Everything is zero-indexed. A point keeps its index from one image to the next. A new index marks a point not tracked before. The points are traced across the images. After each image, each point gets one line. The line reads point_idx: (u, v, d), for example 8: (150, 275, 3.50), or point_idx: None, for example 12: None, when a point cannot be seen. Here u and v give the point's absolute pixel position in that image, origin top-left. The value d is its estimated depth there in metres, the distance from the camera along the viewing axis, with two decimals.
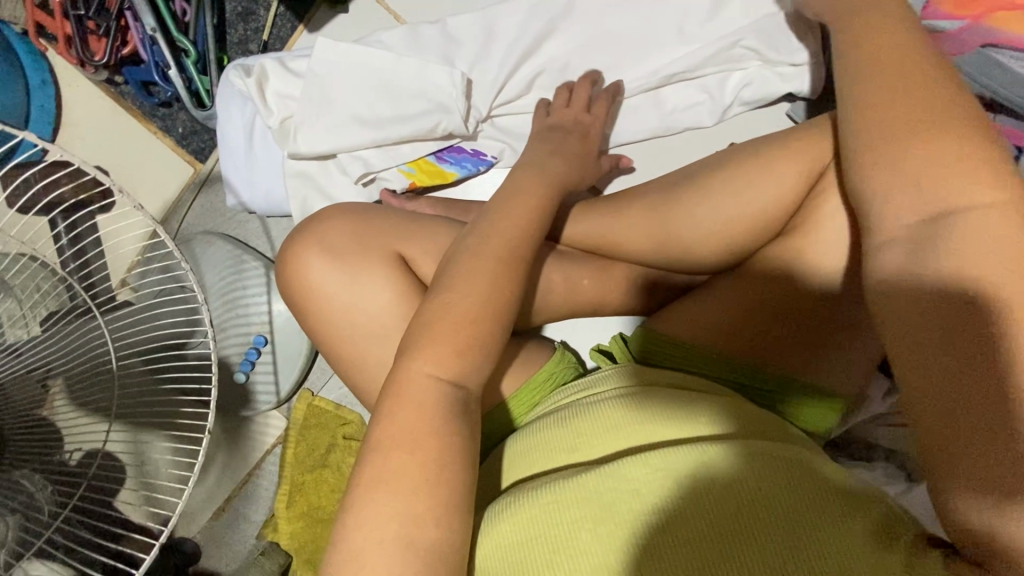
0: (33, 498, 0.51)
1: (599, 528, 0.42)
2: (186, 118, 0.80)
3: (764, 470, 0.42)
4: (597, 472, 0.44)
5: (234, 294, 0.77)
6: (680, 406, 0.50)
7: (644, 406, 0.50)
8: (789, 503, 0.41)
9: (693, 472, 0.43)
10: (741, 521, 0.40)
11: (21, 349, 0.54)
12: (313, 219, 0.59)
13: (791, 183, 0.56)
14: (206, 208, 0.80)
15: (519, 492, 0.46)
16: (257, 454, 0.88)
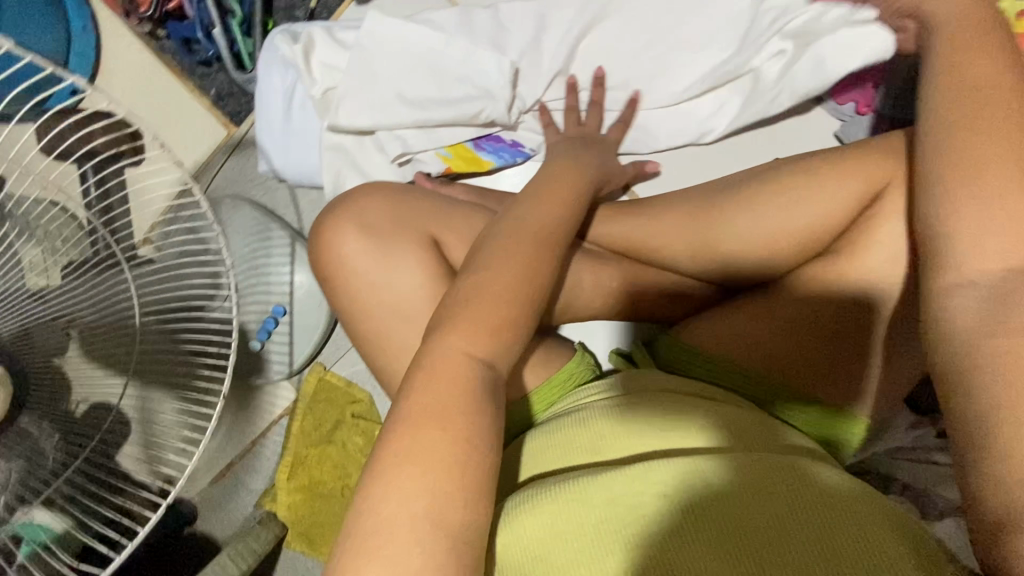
0: (39, 445, 0.50)
1: (614, 530, 0.41)
2: (224, 79, 0.79)
3: (761, 481, 0.43)
4: (601, 478, 0.44)
5: (257, 262, 0.76)
6: (679, 416, 0.50)
7: (633, 414, 0.50)
8: (798, 513, 0.40)
9: (691, 479, 0.43)
10: (753, 529, 0.40)
11: (48, 295, 0.54)
12: (349, 195, 0.59)
13: (844, 203, 0.54)
14: (237, 172, 0.79)
15: (532, 489, 0.45)
16: (262, 424, 0.88)
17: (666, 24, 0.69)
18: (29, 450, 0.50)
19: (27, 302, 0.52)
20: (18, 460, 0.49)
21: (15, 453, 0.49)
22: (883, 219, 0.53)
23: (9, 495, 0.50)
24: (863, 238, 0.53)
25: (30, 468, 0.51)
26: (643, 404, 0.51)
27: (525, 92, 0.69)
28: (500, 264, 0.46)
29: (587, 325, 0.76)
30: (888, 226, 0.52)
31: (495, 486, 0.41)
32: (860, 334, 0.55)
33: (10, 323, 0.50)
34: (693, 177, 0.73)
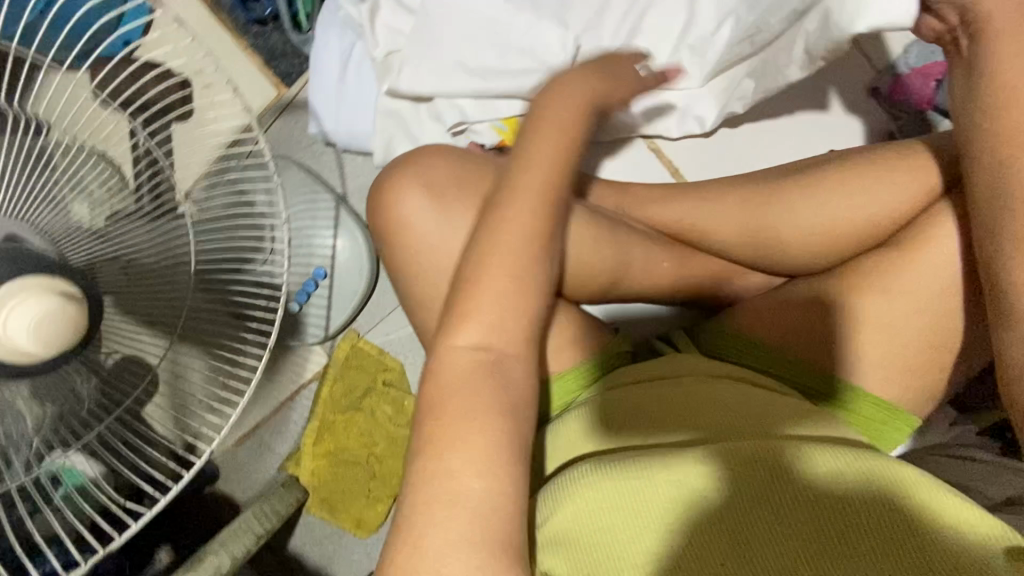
0: (75, 390, 0.51)
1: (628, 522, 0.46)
2: (279, 39, 0.79)
3: (744, 476, 0.48)
4: (602, 473, 0.49)
5: (302, 223, 0.77)
6: (662, 412, 0.55)
7: (614, 414, 0.55)
8: (783, 504, 0.46)
9: (681, 480, 0.48)
10: (749, 523, 0.45)
11: (107, 234, 0.55)
12: (409, 157, 0.59)
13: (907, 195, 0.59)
14: (285, 133, 0.79)
15: (581, 473, 0.50)
16: (291, 387, 0.88)
17: (731, 9, 0.68)
18: (63, 394, 0.50)
19: (90, 239, 0.53)
20: (52, 403, 0.50)
21: (50, 396, 0.49)
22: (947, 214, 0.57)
23: (40, 439, 0.50)
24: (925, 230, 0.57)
25: (64, 412, 0.51)
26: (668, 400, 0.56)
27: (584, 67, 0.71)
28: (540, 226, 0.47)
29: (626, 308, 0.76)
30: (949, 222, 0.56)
31: None
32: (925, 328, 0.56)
33: (78, 255, 0.51)
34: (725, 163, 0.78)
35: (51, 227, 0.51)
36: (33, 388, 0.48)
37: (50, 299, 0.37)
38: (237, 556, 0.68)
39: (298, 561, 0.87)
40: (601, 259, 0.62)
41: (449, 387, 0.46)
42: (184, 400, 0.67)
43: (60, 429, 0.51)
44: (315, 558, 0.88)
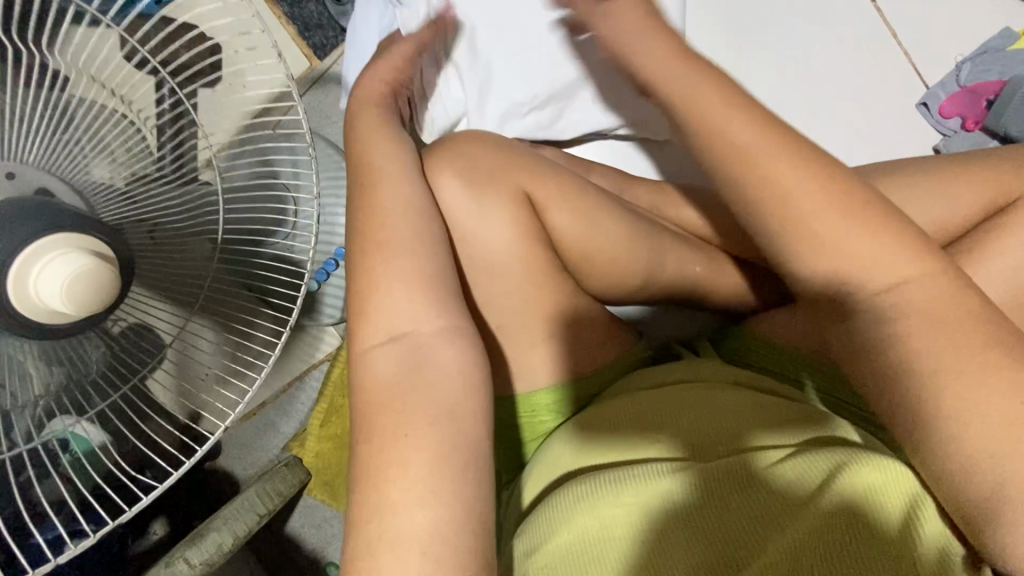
0: (85, 355, 0.49)
1: (618, 543, 0.47)
2: (315, 10, 0.77)
3: (725, 494, 0.48)
4: (592, 494, 0.49)
5: (326, 200, 0.75)
6: (652, 424, 0.55)
7: (601, 430, 0.56)
8: (764, 520, 0.46)
9: (668, 503, 0.48)
10: (735, 539, 0.45)
11: (134, 196, 0.53)
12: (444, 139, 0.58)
13: (968, 208, 0.54)
14: (314, 107, 0.77)
15: (576, 490, 0.51)
16: (302, 366, 0.86)
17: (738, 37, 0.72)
18: (72, 356, 0.49)
19: (119, 199, 0.52)
20: (60, 366, 0.48)
21: (57, 358, 0.48)
22: (1010, 225, 0.52)
23: (46, 402, 0.49)
24: (986, 240, 0.52)
25: (73, 377, 0.50)
26: (667, 413, 0.56)
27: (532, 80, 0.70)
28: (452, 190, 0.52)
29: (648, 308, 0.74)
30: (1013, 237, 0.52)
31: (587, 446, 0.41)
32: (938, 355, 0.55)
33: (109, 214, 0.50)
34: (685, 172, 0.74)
35: (80, 182, 0.50)
36: (41, 348, 0.47)
37: (98, 259, 0.36)
38: (238, 535, 0.66)
39: (296, 543, 0.86)
40: (635, 258, 0.61)
41: (450, 383, 0.46)
42: (191, 377, 0.65)
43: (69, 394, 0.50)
44: (313, 541, 0.87)
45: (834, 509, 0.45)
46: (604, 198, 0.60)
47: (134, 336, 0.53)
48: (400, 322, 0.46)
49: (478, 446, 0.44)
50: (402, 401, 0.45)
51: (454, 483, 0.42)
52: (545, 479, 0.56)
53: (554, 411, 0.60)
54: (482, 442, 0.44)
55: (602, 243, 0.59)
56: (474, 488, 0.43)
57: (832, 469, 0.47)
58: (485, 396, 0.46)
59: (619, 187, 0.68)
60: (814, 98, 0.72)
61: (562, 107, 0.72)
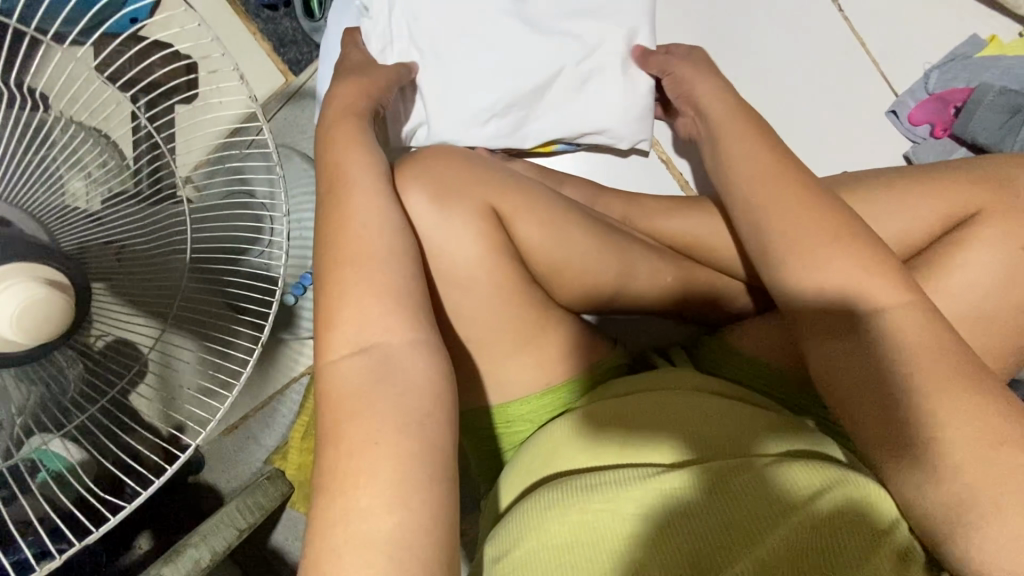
0: (62, 374, 0.49)
1: (597, 550, 0.46)
2: (290, 26, 0.77)
3: (713, 501, 0.47)
4: (573, 499, 0.49)
5: (303, 214, 0.75)
6: (632, 430, 0.54)
7: (583, 431, 0.55)
8: (749, 525, 0.45)
9: (657, 510, 0.47)
10: (723, 545, 0.44)
11: (101, 218, 0.53)
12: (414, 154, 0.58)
13: (933, 219, 0.54)
14: (289, 122, 0.78)
15: (556, 494, 0.50)
16: (283, 378, 0.86)
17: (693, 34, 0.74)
18: (51, 376, 0.48)
19: (85, 222, 0.51)
20: (37, 386, 0.48)
21: (37, 378, 0.47)
22: (976, 236, 0.51)
23: (22, 423, 0.49)
24: (950, 252, 0.52)
25: (49, 398, 0.49)
26: (649, 417, 0.55)
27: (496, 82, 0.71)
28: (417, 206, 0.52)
29: (630, 321, 0.75)
30: (979, 249, 0.51)
31: None
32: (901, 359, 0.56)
33: (69, 241, 0.49)
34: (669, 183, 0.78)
35: (40, 206, 0.49)
36: (20, 369, 0.46)
37: (51, 288, 0.37)
38: (217, 551, 0.66)
39: (280, 555, 0.86)
40: (606, 269, 0.61)
41: None
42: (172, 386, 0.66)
43: (45, 414, 0.50)
44: (297, 553, 0.87)
45: (820, 522, 0.44)
46: (574, 211, 0.61)
47: (106, 357, 0.53)
48: (364, 339, 0.46)
49: (442, 463, 0.44)
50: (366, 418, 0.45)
51: (415, 502, 0.42)
52: (517, 487, 0.56)
53: (528, 420, 0.61)
54: (447, 457, 0.44)
55: (571, 256, 0.59)
56: (439, 505, 0.43)
57: (824, 484, 0.47)
58: (447, 418, 0.46)
59: (592, 198, 0.69)
60: (786, 108, 0.73)
61: (525, 109, 0.72)
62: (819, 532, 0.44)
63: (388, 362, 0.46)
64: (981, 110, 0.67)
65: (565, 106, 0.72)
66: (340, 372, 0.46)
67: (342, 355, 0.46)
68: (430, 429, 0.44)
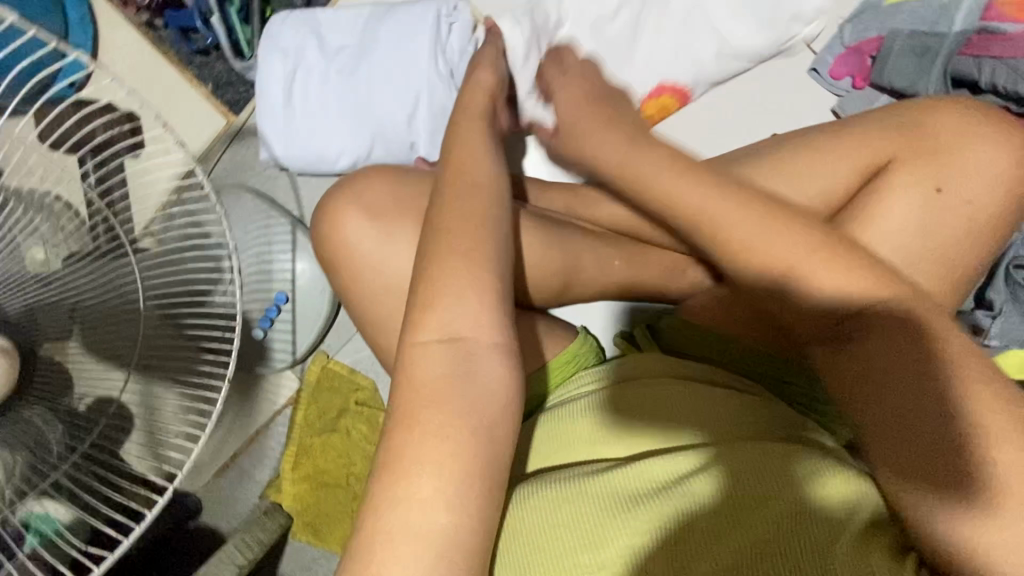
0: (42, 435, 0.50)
1: (576, 534, 0.46)
2: (223, 68, 0.78)
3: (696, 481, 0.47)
4: (562, 488, 0.49)
5: (260, 249, 0.76)
6: (619, 417, 0.55)
7: (568, 419, 0.56)
8: (729, 507, 0.45)
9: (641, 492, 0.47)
10: (699, 529, 0.44)
11: (53, 279, 0.54)
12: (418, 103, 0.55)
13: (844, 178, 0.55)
14: (237, 161, 0.79)
15: (524, 488, 0.49)
16: (267, 413, 0.87)
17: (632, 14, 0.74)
18: (30, 440, 0.49)
19: (34, 284, 0.52)
20: (22, 450, 0.50)
21: (18, 442, 0.49)
22: (899, 176, 0.52)
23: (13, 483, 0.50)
24: (876, 191, 0.52)
25: (34, 455, 0.51)
26: (630, 402, 0.56)
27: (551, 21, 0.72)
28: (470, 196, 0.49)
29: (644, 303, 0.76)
30: (902, 183, 0.51)
31: (490, 456, 0.42)
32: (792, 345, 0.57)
33: (15, 305, 0.50)
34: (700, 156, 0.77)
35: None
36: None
37: None
38: None
39: None
40: (551, 261, 0.63)
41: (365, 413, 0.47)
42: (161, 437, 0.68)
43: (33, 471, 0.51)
44: None
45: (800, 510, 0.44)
46: (513, 210, 0.62)
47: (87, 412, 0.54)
48: None
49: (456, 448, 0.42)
50: (419, 374, 0.44)
51: (409, 503, 0.40)
52: None
53: None
54: (490, 430, 0.43)
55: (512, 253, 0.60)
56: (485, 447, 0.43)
57: (812, 475, 0.46)
58: None
59: (536, 195, 0.70)
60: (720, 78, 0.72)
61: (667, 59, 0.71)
62: (794, 524, 0.43)
63: (468, 370, 0.44)
64: (890, 60, 0.66)
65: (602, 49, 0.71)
66: (421, 356, 0.44)
67: (424, 340, 0.45)
68: (474, 390, 0.44)
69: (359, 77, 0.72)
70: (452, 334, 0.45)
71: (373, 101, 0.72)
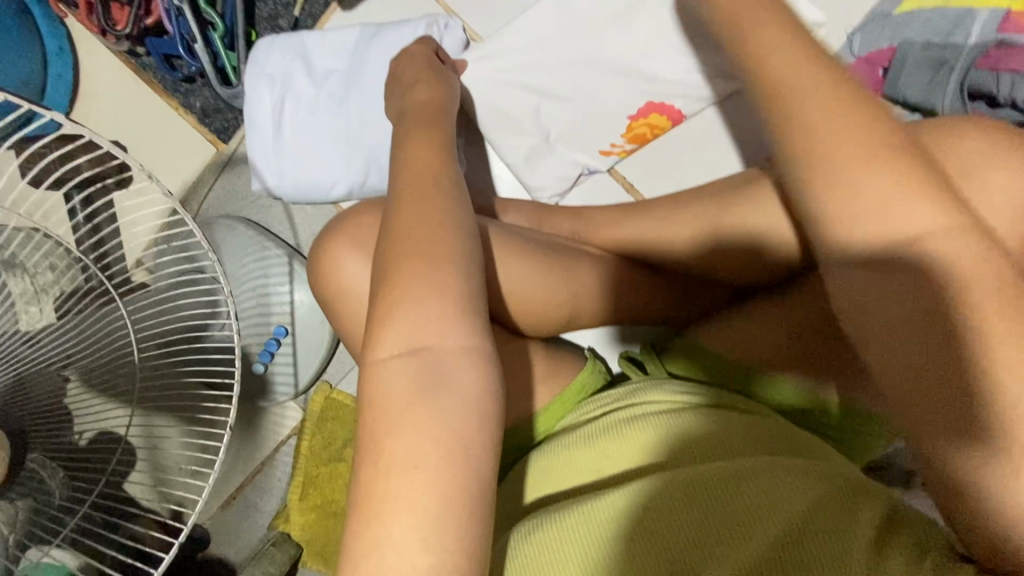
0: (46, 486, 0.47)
1: (582, 561, 0.43)
2: (209, 95, 0.76)
3: (692, 488, 0.45)
4: (560, 518, 0.46)
5: (256, 283, 0.74)
6: (619, 439, 0.53)
7: (570, 448, 0.55)
8: (724, 512, 0.43)
9: (634, 507, 0.45)
10: (698, 539, 0.42)
11: (42, 338, 0.51)
12: (407, 138, 0.53)
13: None
14: (227, 191, 0.77)
15: (526, 523, 0.47)
16: (272, 445, 0.86)
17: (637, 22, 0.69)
18: (37, 492, 0.47)
19: (23, 346, 0.49)
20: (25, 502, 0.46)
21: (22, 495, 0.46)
22: None
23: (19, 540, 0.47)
24: None
25: (39, 509, 0.48)
26: (631, 427, 0.54)
27: (535, 39, 0.70)
28: (462, 229, 0.45)
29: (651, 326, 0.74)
30: None
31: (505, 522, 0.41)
32: (802, 365, 0.57)
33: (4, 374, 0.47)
34: (680, 179, 0.75)
35: None
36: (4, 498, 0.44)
37: None
38: None
39: None
40: (559, 293, 0.61)
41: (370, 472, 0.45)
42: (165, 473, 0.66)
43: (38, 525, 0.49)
44: None
45: (802, 514, 0.42)
46: (516, 241, 0.60)
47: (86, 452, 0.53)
48: None
49: (469, 514, 0.38)
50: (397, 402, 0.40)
51: (397, 556, 0.37)
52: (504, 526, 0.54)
53: (510, 457, 0.59)
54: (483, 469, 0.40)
55: (515, 287, 0.58)
56: (466, 478, 0.39)
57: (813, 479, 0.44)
58: None
59: (538, 220, 0.69)
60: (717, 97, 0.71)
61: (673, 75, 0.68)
62: (800, 527, 0.41)
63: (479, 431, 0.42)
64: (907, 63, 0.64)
65: (591, 66, 0.70)
66: (386, 375, 0.41)
67: (384, 356, 0.41)
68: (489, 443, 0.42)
69: (349, 102, 0.69)
70: (421, 352, 0.41)
71: (364, 127, 0.69)
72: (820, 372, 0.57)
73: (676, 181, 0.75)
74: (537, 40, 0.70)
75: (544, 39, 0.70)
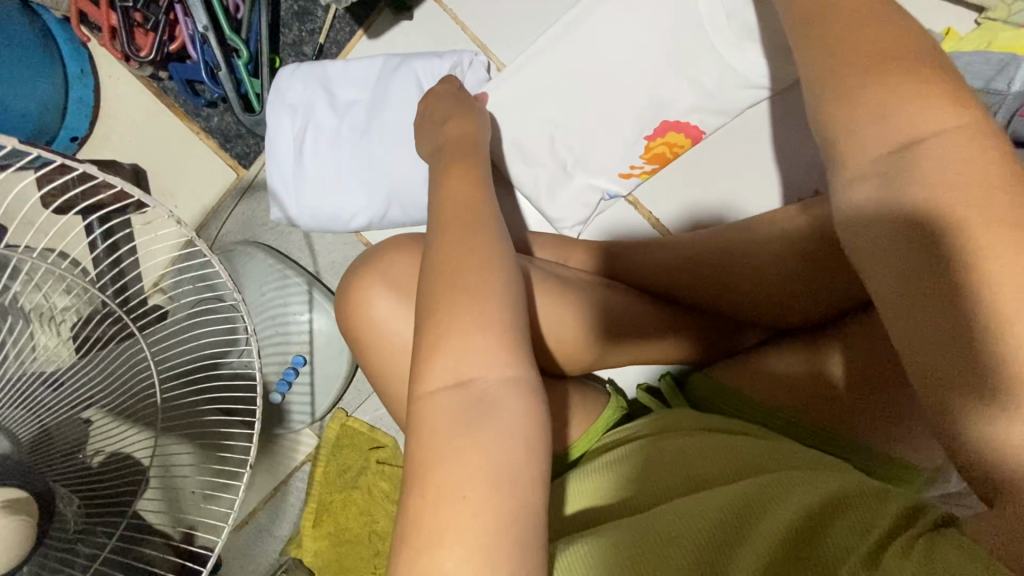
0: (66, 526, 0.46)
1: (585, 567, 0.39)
2: (231, 120, 0.75)
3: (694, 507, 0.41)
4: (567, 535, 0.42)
5: (275, 310, 0.74)
6: (633, 473, 0.50)
7: (583, 481, 0.52)
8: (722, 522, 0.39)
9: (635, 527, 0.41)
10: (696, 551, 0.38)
11: (62, 380, 0.50)
12: (438, 177, 0.52)
13: None
14: (247, 217, 0.77)
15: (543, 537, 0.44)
16: (286, 471, 0.85)
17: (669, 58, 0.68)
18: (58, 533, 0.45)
19: (42, 390, 0.48)
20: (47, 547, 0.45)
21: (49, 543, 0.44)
22: None
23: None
24: None
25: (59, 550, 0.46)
26: (647, 461, 0.51)
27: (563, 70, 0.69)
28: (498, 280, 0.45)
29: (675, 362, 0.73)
30: None
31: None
32: (833, 412, 0.54)
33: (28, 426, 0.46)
34: (701, 211, 0.74)
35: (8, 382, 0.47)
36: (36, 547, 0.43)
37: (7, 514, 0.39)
38: None
39: None
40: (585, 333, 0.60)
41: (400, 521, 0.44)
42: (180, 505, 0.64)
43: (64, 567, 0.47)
44: None
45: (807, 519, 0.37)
46: (546, 281, 0.59)
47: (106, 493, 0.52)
48: None
49: None
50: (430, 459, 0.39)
51: None
52: None
53: None
54: None
55: (545, 328, 0.57)
56: None
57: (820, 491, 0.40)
58: None
59: (564, 254, 0.68)
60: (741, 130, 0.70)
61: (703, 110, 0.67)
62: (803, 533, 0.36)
63: None
64: None
65: (619, 97, 0.69)
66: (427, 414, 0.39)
67: (429, 398, 0.40)
68: None
69: (372, 133, 0.68)
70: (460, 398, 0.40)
71: (388, 159, 0.68)
72: (853, 416, 0.54)
73: (697, 213, 0.74)
74: (563, 74, 0.69)
75: (570, 71, 0.69)
